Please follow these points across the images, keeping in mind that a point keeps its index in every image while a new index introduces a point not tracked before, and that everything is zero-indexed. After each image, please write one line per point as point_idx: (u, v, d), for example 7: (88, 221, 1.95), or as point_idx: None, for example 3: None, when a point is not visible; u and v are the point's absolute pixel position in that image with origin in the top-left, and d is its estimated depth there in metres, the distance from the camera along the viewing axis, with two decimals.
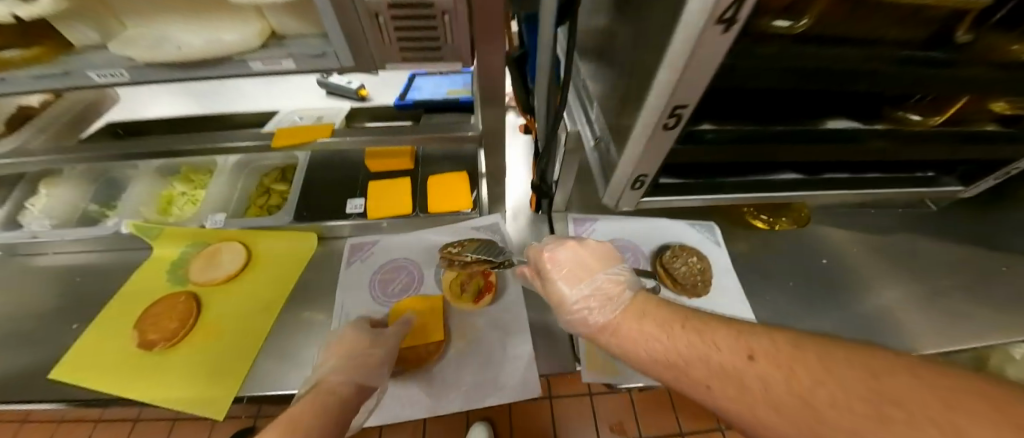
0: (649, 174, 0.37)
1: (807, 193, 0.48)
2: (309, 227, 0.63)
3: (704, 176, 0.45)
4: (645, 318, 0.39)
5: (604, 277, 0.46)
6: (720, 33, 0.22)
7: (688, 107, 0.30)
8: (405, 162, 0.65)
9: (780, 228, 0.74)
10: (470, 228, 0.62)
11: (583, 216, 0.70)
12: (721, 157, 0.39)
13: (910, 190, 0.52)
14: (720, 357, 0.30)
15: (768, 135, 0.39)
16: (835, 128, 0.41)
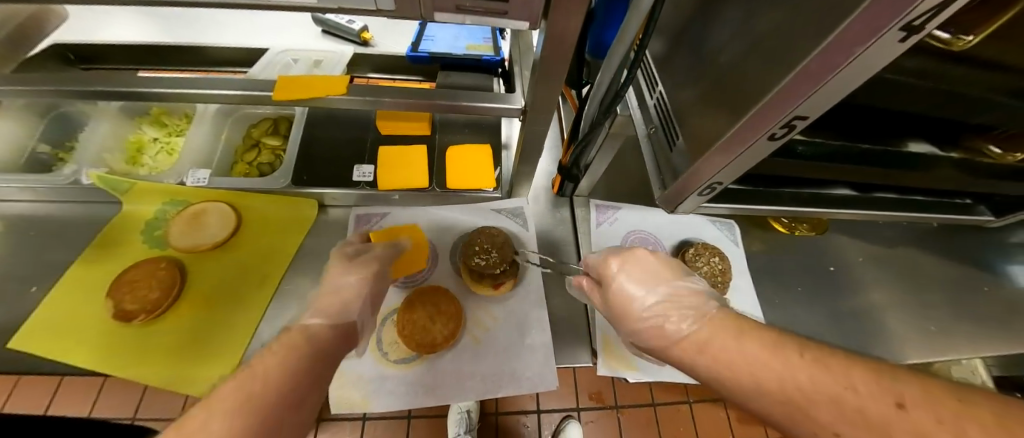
0: (725, 181, 0.35)
1: (860, 211, 0.45)
2: (309, 193, 0.56)
3: (764, 183, 0.41)
4: (707, 323, 0.33)
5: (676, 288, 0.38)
6: (899, 41, 0.17)
7: (806, 119, 0.26)
8: (421, 128, 0.58)
9: (797, 234, 0.74)
10: (492, 209, 0.57)
11: (607, 204, 0.66)
12: (797, 169, 0.36)
13: (953, 216, 0.50)
14: (796, 372, 0.25)
15: (851, 153, 0.35)
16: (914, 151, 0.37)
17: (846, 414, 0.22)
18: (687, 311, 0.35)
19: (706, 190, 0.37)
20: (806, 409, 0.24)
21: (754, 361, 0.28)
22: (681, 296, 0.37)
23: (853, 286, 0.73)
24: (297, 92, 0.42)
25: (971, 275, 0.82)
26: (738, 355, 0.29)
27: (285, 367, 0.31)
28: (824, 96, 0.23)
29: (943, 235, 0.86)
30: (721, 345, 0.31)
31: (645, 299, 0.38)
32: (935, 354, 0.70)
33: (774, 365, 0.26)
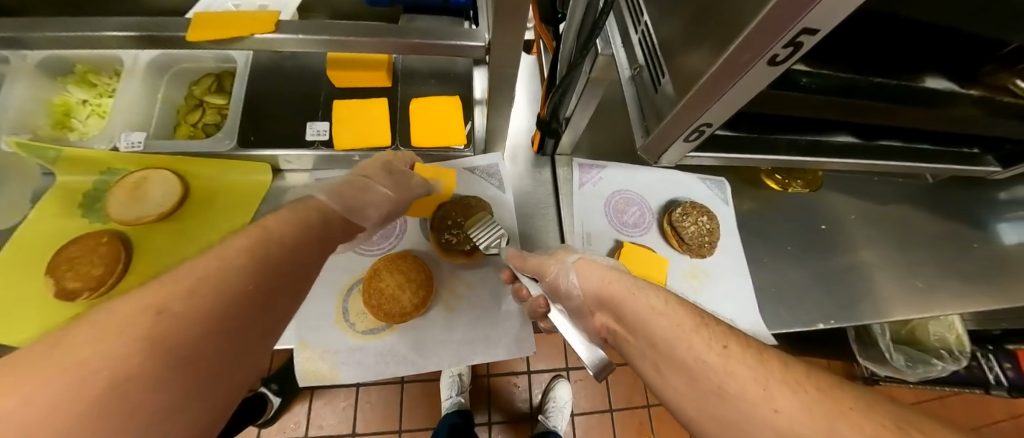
0: (714, 122, 0.30)
1: (861, 161, 0.41)
2: (259, 156, 0.50)
3: (759, 130, 0.37)
4: (615, 287, 0.34)
5: (600, 280, 0.35)
6: None
7: (816, 35, 0.20)
8: (380, 79, 0.51)
9: (791, 192, 0.70)
10: (464, 168, 0.53)
11: (590, 163, 0.61)
12: (798, 110, 0.31)
13: (956, 167, 0.47)
14: (672, 338, 0.26)
15: (862, 87, 0.30)
16: (935, 87, 0.32)
17: (696, 383, 0.24)
18: (598, 279, 0.36)
19: (693, 135, 0.32)
20: (667, 368, 0.26)
21: (649, 319, 0.29)
22: (592, 267, 0.37)
23: (841, 243, 0.70)
24: (212, 32, 0.36)
25: (958, 231, 0.81)
26: (635, 318, 0.30)
27: (257, 253, 0.25)
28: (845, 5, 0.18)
29: (937, 191, 0.84)
30: (630, 305, 0.31)
31: (560, 282, 0.39)
32: (918, 310, 0.70)
33: (662, 325, 0.28)
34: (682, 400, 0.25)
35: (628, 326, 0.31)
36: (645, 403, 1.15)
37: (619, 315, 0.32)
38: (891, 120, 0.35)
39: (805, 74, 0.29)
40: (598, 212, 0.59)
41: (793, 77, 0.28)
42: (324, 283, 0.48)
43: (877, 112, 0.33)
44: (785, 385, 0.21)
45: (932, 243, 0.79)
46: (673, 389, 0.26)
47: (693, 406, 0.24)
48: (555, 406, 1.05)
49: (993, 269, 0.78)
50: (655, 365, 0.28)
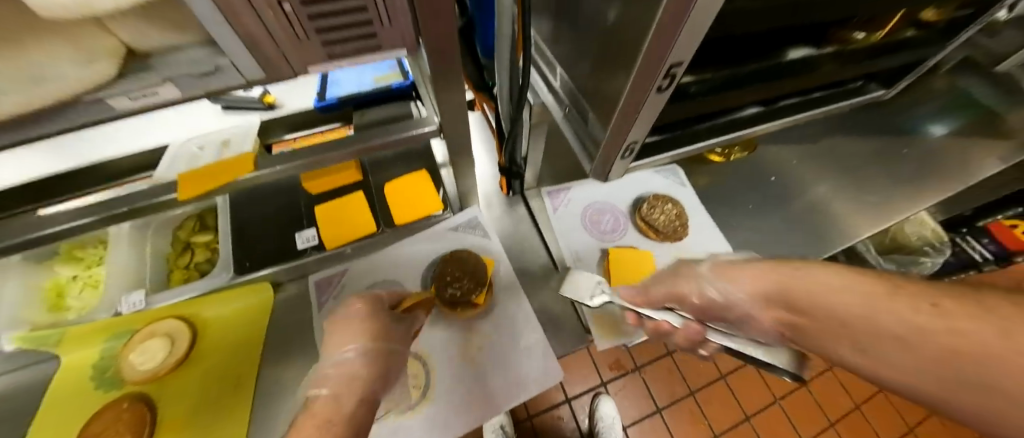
0: (640, 139, 0.36)
1: (772, 124, 0.49)
2: (258, 277, 0.53)
3: (679, 128, 0.44)
4: (766, 284, 0.35)
5: (736, 279, 0.39)
6: None
7: (682, 65, 0.27)
8: (352, 176, 0.56)
9: (733, 159, 0.78)
10: (447, 229, 0.57)
11: (556, 188, 0.67)
12: (701, 108, 0.38)
13: (849, 102, 0.55)
14: (858, 310, 0.25)
15: (741, 78, 0.37)
16: (796, 57, 0.40)
17: (886, 341, 0.23)
18: (747, 279, 0.37)
19: (629, 151, 0.38)
20: (870, 343, 0.24)
21: (825, 299, 0.28)
22: (737, 271, 0.39)
23: (793, 186, 0.78)
24: (199, 185, 0.40)
25: (885, 144, 0.91)
26: (809, 302, 0.29)
27: None
28: (690, 44, 0.25)
29: (854, 116, 0.95)
30: (796, 290, 0.31)
31: (704, 293, 0.43)
32: (880, 222, 0.77)
33: (843, 302, 0.26)
34: (892, 371, 0.22)
35: (804, 314, 0.30)
36: (688, 390, 1.16)
37: (792, 303, 0.32)
38: (776, 90, 0.43)
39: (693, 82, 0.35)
40: (578, 229, 0.64)
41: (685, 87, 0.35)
42: None
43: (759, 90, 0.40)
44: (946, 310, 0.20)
45: (869, 160, 0.87)
46: (883, 365, 0.23)
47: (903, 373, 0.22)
48: (606, 425, 1.04)
49: (924, 166, 0.88)
50: (862, 348, 0.24)
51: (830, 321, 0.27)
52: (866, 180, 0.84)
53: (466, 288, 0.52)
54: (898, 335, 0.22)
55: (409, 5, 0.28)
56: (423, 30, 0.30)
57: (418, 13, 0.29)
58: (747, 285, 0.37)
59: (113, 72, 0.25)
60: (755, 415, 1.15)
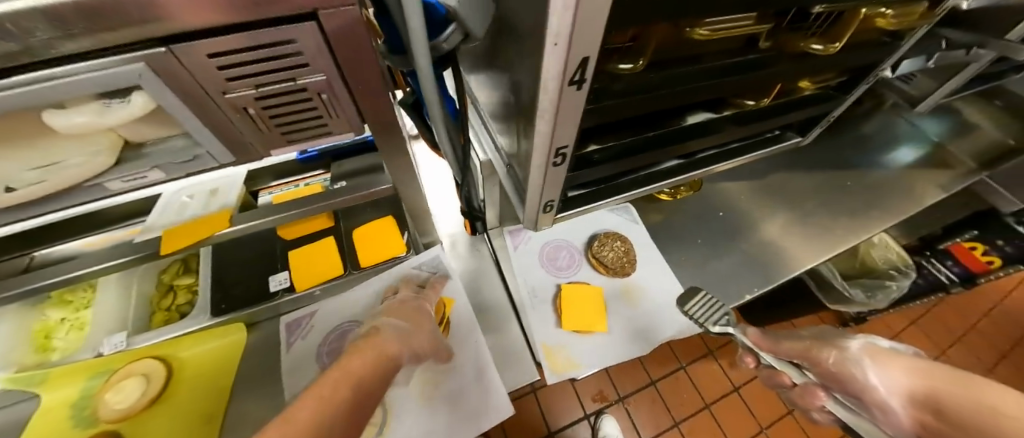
0: (554, 200, 0.42)
1: (692, 173, 0.55)
2: (234, 317, 0.58)
3: (604, 181, 0.50)
4: (937, 378, 0.33)
5: (886, 369, 0.38)
6: (575, 91, 0.28)
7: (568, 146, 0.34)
8: (324, 222, 0.62)
9: (680, 197, 0.82)
10: (410, 268, 0.62)
11: (516, 228, 0.73)
12: (614, 169, 0.44)
13: (766, 149, 0.61)
14: (1020, 410, 0.26)
15: (644, 142, 0.44)
16: (695, 122, 0.47)
17: None
18: (908, 371, 0.36)
19: (549, 207, 0.44)
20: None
21: (974, 406, 0.28)
22: (893, 360, 0.39)
23: (741, 220, 0.84)
24: (181, 238, 0.46)
25: (831, 177, 0.98)
26: (964, 406, 0.29)
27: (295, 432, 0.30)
28: (569, 130, 0.32)
29: (800, 152, 1.02)
30: (954, 396, 0.31)
31: (843, 365, 0.42)
32: (825, 252, 0.82)
33: (996, 402, 0.27)
34: None
35: (945, 412, 0.31)
36: (673, 422, 1.31)
37: (943, 410, 0.31)
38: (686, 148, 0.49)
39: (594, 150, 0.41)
40: (535, 266, 0.69)
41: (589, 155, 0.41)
42: None
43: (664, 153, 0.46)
44: None
45: (815, 193, 0.94)
46: None
47: None
48: None
49: (865, 198, 0.95)
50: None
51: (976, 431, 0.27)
52: (812, 212, 0.90)
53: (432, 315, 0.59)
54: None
55: (353, 102, 0.36)
56: (368, 112, 0.38)
57: (360, 102, 0.36)
58: (906, 376, 0.36)
59: (113, 160, 0.32)
60: None
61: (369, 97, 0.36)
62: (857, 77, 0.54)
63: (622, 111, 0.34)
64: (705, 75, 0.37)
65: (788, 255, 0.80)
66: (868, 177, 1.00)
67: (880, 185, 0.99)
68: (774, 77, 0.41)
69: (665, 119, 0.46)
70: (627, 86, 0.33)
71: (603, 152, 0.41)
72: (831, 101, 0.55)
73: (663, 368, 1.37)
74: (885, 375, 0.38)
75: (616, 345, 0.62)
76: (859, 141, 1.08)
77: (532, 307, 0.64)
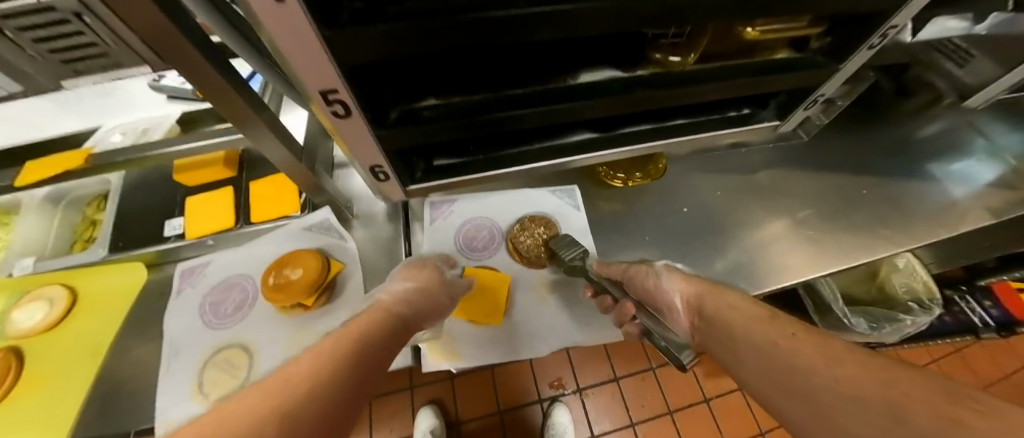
0: (379, 165, 0.33)
1: (611, 151, 0.42)
2: (131, 255, 0.58)
3: (479, 152, 0.40)
4: (703, 286, 0.43)
5: (673, 283, 0.47)
6: (275, 3, 0.17)
7: (341, 92, 0.25)
8: (222, 171, 0.59)
9: (632, 185, 0.72)
10: (300, 228, 0.57)
11: (442, 199, 0.65)
12: (464, 135, 0.32)
13: (729, 131, 0.47)
14: (758, 324, 0.33)
15: (506, 99, 0.32)
16: (591, 79, 0.35)
17: (769, 358, 0.29)
18: (686, 282, 0.45)
19: (381, 175, 0.35)
20: (746, 354, 0.32)
21: (728, 312, 0.37)
22: (675, 273, 0.47)
23: (708, 221, 0.72)
24: (42, 172, 0.46)
25: (844, 182, 0.82)
26: (719, 308, 0.38)
27: (327, 359, 0.29)
28: (323, 70, 0.23)
29: (814, 149, 0.85)
30: (712, 304, 0.40)
31: (650, 282, 0.49)
32: (804, 270, 0.70)
33: (739, 316, 0.35)
34: (764, 384, 0.29)
35: (707, 317, 0.40)
36: (630, 421, 1.27)
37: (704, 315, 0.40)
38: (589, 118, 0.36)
39: (424, 107, 0.31)
40: (447, 244, 0.62)
41: (416, 111, 0.31)
42: (184, 363, 0.52)
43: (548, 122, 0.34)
44: (812, 341, 0.27)
45: (815, 200, 0.79)
46: (752, 371, 0.31)
47: (771, 383, 0.28)
48: (557, 432, 1.19)
49: (879, 212, 0.79)
50: (737, 352, 0.33)
51: (726, 330, 0.35)
52: (805, 221, 0.75)
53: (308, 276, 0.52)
54: (774, 343, 0.29)
55: None
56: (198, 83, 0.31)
57: (169, 59, 0.28)
58: (685, 287, 0.45)
59: None
60: None
61: (192, 67, 0.29)
62: (851, 36, 0.38)
63: (416, 48, 0.24)
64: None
65: (755, 268, 0.68)
66: (893, 188, 0.82)
67: (907, 198, 0.81)
68: (687, 17, 0.28)
69: (547, 71, 0.34)
70: (409, 8, 0.22)
71: (436, 110, 0.31)
72: (818, 72, 0.40)
73: (632, 366, 1.34)
74: (672, 286, 0.47)
75: (512, 341, 0.56)
76: (896, 142, 0.88)
77: None
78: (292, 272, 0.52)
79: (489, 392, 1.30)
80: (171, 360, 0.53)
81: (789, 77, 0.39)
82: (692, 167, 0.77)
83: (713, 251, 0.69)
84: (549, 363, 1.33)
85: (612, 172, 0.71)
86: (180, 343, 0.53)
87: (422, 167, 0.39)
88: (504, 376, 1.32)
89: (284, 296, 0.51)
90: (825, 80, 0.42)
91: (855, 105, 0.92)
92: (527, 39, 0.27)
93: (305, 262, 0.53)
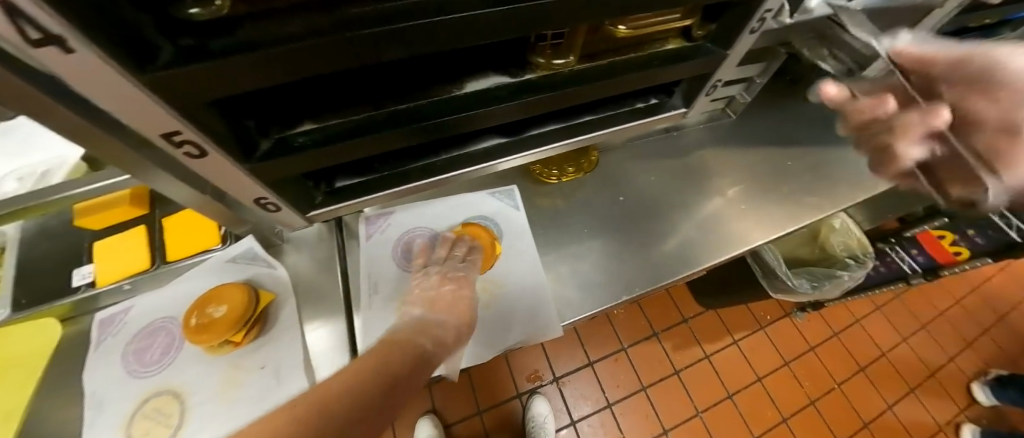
0: (265, 196, 0.33)
1: (516, 155, 0.43)
2: (37, 312, 0.53)
3: (383, 169, 0.39)
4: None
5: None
6: (63, 55, 0.17)
7: (187, 135, 0.24)
8: (132, 211, 0.56)
9: (567, 180, 0.73)
10: (224, 261, 0.56)
11: (377, 214, 0.63)
12: (349, 158, 0.32)
13: (640, 122, 0.49)
14: None
15: (385, 117, 0.32)
16: (477, 89, 0.34)
17: None
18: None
19: (270, 206, 0.35)
20: None
21: None
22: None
23: (647, 206, 0.74)
24: None
25: (771, 156, 0.87)
26: None
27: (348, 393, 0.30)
28: (151, 114, 0.22)
29: (742, 126, 0.89)
30: None
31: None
32: (738, 245, 0.74)
33: None
34: None
35: None
36: (607, 402, 1.31)
37: None
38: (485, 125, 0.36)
39: (298, 135, 0.30)
40: (386, 259, 0.61)
41: (290, 139, 0.30)
42: (107, 419, 0.49)
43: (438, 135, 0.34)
44: None
45: (744, 176, 0.83)
46: None
47: None
48: (537, 423, 1.21)
49: (803, 181, 0.84)
50: None
51: None
52: (736, 199, 0.79)
53: (237, 308, 0.50)
54: None
55: None
56: (59, 131, 0.28)
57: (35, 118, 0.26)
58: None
59: None
60: (673, 428, 1.30)
61: (43, 117, 0.27)
62: (731, 24, 0.40)
63: (262, 78, 0.23)
64: (407, 15, 0.24)
65: (694, 247, 0.71)
66: (814, 157, 0.88)
67: (830, 165, 0.87)
68: (542, 21, 0.28)
69: (431, 86, 0.33)
70: (233, 43, 0.21)
71: (311, 137, 0.30)
72: (708, 58, 0.43)
73: (606, 348, 1.39)
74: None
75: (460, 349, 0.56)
76: (814, 113, 0.94)
77: (368, 301, 0.57)
78: (218, 304, 0.50)
79: (467, 396, 1.30)
80: (94, 419, 0.49)
81: (678, 65, 0.41)
82: (628, 155, 0.79)
83: (653, 234, 0.71)
84: (525, 357, 1.35)
85: (548, 169, 0.72)
86: (101, 397, 0.50)
87: (324, 189, 0.39)
88: (482, 376, 1.32)
89: (207, 335, 0.48)
90: (716, 65, 0.45)
91: (777, 81, 0.97)
92: (377, 59, 0.26)
93: (234, 293, 0.51)
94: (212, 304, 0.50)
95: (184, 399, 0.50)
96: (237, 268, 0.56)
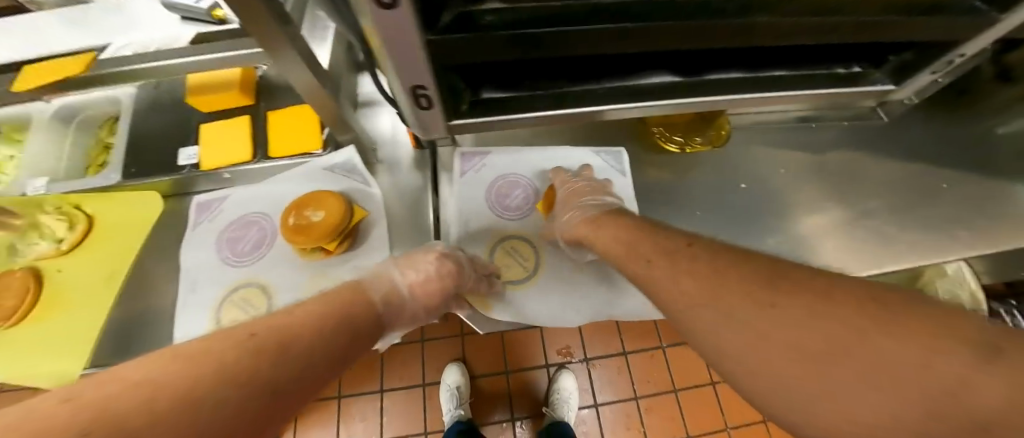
0: (423, 84, 0.28)
1: (688, 99, 0.36)
2: (145, 183, 0.54)
3: (542, 85, 0.35)
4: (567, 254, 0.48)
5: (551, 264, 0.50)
6: None
7: None
8: (239, 98, 0.55)
9: (693, 151, 0.64)
10: (321, 168, 0.54)
11: (473, 150, 0.58)
12: (527, 55, 0.27)
13: (833, 92, 0.40)
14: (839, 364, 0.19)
15: (585, 10, 0.26)
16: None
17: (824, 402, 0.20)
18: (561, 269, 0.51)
19: (422, 99, 0.31)
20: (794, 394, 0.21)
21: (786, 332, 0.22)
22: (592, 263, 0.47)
23: (767, 201, 0.64)
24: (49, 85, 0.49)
25: (922, 173, 0.72)
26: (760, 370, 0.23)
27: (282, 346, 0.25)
28: None
29: (894, 132, 0.74)
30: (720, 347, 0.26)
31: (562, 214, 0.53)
32: (863, 266, 0.63)
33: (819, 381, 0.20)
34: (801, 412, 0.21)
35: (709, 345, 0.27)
36: (634, 395, 1.28)
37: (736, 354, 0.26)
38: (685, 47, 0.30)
39: (487, 12, 0.25)
40: (477, 200, 0.56)
41: (476, 16, 0.25)
42: (200, 298, 0.49)
43: (635, 47, 0.29)
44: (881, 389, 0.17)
45: (884, 190, 0.70)
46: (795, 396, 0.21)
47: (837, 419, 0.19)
48: (561, 397, 1.19)
49: (958, 210, 0.69)
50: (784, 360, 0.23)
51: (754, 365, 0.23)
52: (870, 214, 0.67)
53: (335, 218, 0.48)
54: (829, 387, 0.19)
55: None
56: None
57: None
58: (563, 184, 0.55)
59: None
60: None
61: None
62: None
63: None
64: None
65: (811, 258, 0.61)
66: (977, 185, 0.72)
67: (1001, 199, 0.70)
68: None
69: None
70: None
71: (501, 16, 0.25)
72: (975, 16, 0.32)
73: (643, 342, 1.33)
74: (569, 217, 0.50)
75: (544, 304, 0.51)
76: (989, 132, 0.76)
77: (457, 238, 0.53)
78: (317, 209, 0.48)
79: (496, 354, 1.31)
80: (187, 295, 0.50)
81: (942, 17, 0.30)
82: (754, 139, 0.68)
83: (766, 235, 0.62)
84: (560, 332, 1.33)
85: (669, 135, 0.63)
86: (197, 276, 0.50)
87: (469, 99, 0.35)
88: (514, 339, 1.32)
89: (303, 237, 0.47)
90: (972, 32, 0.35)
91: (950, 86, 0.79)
92: None
93: (328, 199, 0.49)
94: (310, 206, 0.49)
95: (270, 295, 0.49)
96: (334, 176, 0.54)
